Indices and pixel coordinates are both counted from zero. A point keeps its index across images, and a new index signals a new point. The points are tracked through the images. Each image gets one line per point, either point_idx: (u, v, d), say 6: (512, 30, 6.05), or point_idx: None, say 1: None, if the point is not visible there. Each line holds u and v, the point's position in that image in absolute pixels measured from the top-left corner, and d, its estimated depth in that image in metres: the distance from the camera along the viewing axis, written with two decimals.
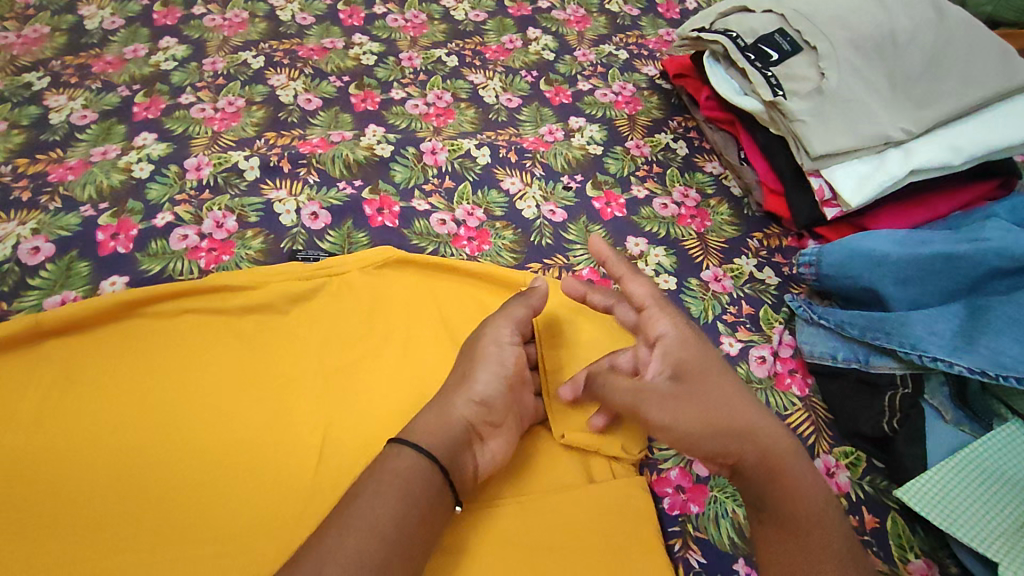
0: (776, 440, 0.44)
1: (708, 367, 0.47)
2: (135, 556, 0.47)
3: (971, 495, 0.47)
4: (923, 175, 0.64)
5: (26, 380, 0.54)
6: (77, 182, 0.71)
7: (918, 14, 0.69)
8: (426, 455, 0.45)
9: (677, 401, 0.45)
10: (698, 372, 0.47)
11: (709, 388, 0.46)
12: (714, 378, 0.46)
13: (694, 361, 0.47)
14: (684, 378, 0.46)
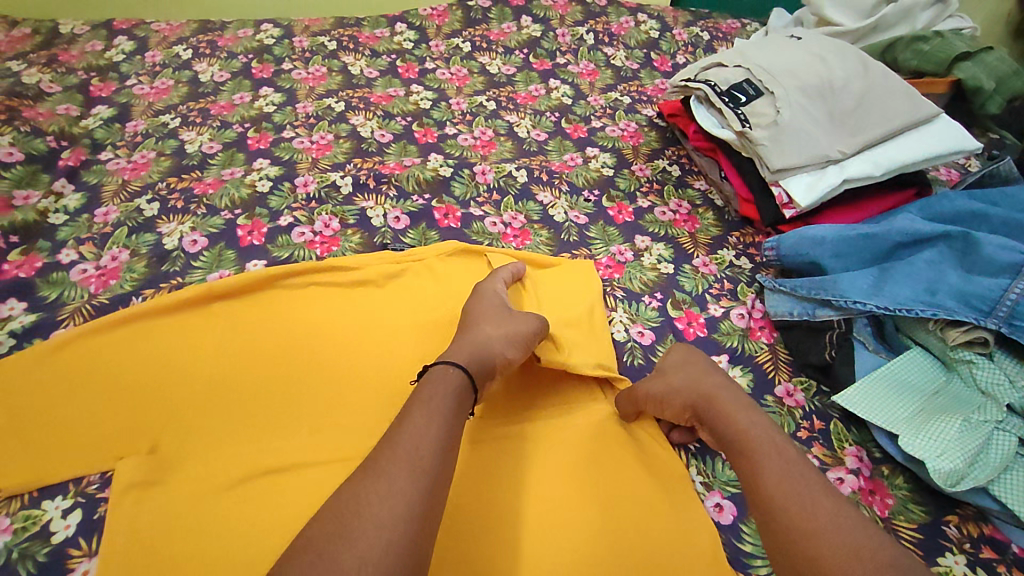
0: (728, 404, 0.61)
1: (690, 366, 0.67)
2: (297, 439, 0.66)
3: (885, 395, 0.68)
4: (854, 184, 0.86)
5: (204, 330, 0.74)
6: (216, 195, 0.92)
7: (850, 67, 0.94)
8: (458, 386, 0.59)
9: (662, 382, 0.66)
10: (681, 370, 0.67)
11: (688, 370, 0.67)
12: (688, 370, 0.67)
13: (681, 365, 0.68)
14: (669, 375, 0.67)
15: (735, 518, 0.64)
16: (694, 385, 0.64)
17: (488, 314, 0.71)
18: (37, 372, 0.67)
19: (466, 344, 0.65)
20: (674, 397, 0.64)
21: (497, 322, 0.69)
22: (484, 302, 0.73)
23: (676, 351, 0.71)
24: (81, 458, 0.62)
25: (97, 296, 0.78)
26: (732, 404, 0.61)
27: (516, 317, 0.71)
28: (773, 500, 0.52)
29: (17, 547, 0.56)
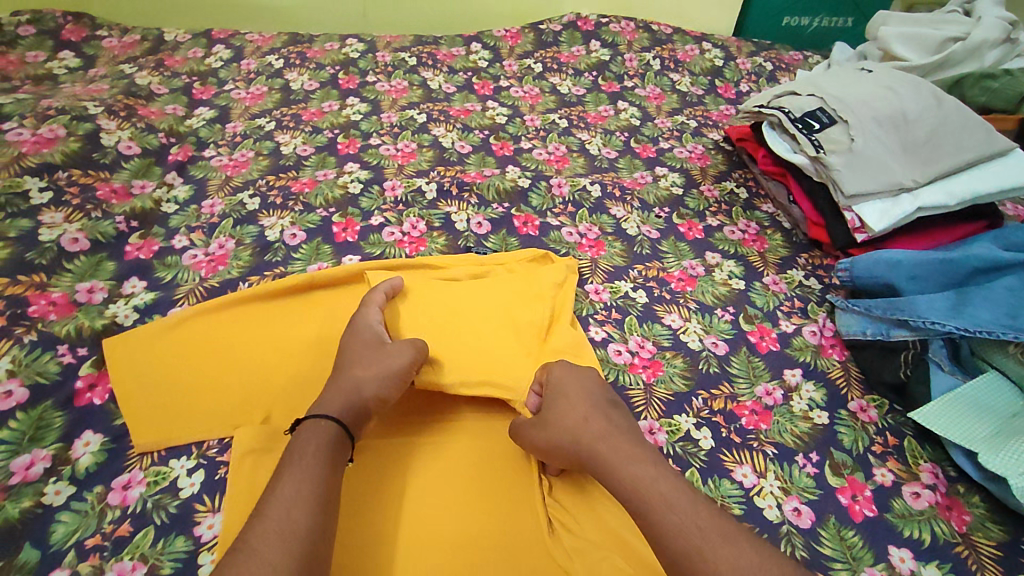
0: (611, 443, 0.61)
1: (563, 397, 0.66)
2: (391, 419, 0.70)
3: (961, 416, 0.69)
4: (927, 212, 0.89)
5: (303, 316, 0.79)
6: (312, 194, 0.98)
7: (923, 100, 0.96)
8: (332, 433, 0.60)
9: (541, 427, 0.64)
10: (557, 404, 0.65)
11: (570, 405, 0.64)
12: (563, 401, 0.65)
13: (556, 397, 0.66)
14: (545, 414, 0.65)
15: (813, 523, 0.65)
16: (578, 425, 0.63)
17: (358, 352, 0.69)
18: (158, 345, 0.73)
19: (340, 389, 0.65)
20: (560, 441, 0.62)
21: (366, 362, 0.67)
22: (360, 334, 0.71)
23: (555, 377, 0.68)
24: (200, 424, 0.66)
25: (207, 280, 0.83)
26: (615, 450, 0.60)
27: (387, 349, 0.69)
28: (664, 540, 0.52)
29: (150, 498, 0.61)
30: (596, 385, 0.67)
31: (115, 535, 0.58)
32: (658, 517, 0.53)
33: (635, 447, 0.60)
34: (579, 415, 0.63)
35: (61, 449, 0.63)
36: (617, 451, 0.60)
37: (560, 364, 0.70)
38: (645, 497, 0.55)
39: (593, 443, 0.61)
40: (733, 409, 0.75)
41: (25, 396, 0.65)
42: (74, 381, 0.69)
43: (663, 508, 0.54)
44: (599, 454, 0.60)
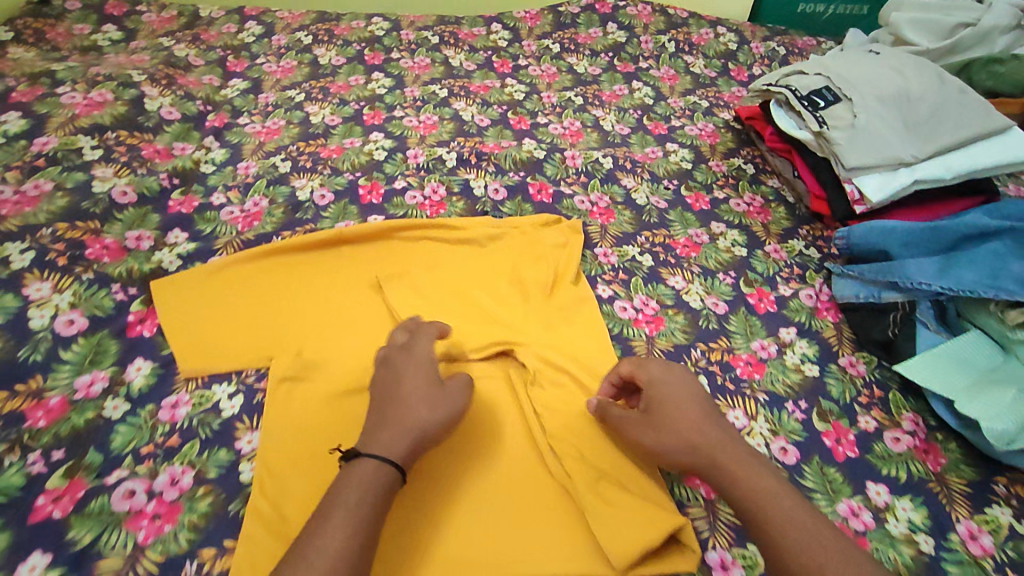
0: (725, 450, 0.60)
1: (672, 395, 0.64)
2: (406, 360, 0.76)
3: (941, 369, 0.74)
4: (924, 186, 0.92)
5: (331, 268, 0.85)
6: (340, 159, 1.04)
7: (927, 80, 0.99)
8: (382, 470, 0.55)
9: (645, 424, 0.63)
10: (663, 402, 0.64)
11: (684, 413, 0.62)
12: (672, 400, 0.63)
13: (661, 393, 0.64)
14: (651, 410, 0.64)
15: (798, 460, 0.71)
16: (695, 435, 0.61)
17: (417, 386, 0.62)
18: (199, 288, 0.80)
19: (393, 417, 0.60)
20: (668, 445, 0.61)
21: (427, 403, 0.61)
22: (417, 362, 0.65)
23: (659, 377, 0.66)
24: (239, 356, 0.73)
25: (243, 233, 0.90)
26: (732, 457, 0.59)
27: (446, 392, 0.63)
28: (789, 560, 0.52)
29: (196, 417, 0.68)
30: (699, 391, 0.65)
31: (167, 445, 0.65)
32: (780, 533, 0.54)
33: (757, 464, 0.59)
34: (690, 415, 0.62)
35: (116, 372, 0.71)
36: (730, 460, 0.59)
37: (659, 364, 0.67)
38: (767, 512, 0.55)
39: (705, 449, 0.60)
40: (728, 360, 0.81)
41: (84, 325, 0.73)
42: (126, 315, 0.76)
43: (789, 527, 0.53)
44: (712, 460, 0.59)
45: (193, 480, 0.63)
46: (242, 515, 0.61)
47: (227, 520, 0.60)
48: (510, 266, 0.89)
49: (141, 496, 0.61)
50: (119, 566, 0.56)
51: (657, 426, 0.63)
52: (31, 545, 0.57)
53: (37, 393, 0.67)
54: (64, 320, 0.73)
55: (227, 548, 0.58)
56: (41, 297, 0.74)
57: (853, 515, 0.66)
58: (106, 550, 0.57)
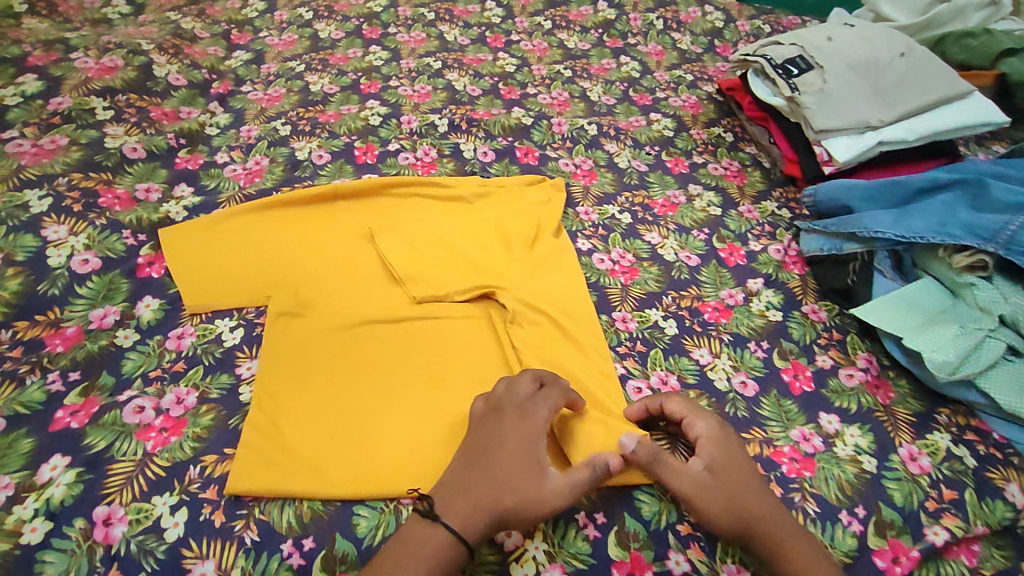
0: (779, 523, 0.61)
1: (731, 462, 0.64)
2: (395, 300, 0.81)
3: (894, 310, 0.79)
4: (889, 147, 0.98)
5: (328, 221, 0.91)
6: (337, 124, 1.10)
7: (894, 50, 1.04)
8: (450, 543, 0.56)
9: (707, 486, 0.61)
10: (724, 467, 0.63)
11: (745, 481, 0.63)
12: (733, 466, 0.63)
13: (721, 457, 0.64)
14: (715, 471, 0.62)
15: (756, 393, 0.77)
16: (756, 505, 0.61)
17: (520, 470, 0.60)
18: (204, 236, 0.86)
19: (480, 487, 0.59)
20: (730, 514, 0.60)
21: (523, 496, 0.58)
22: (522, 439, 0.62)
23: (720, 438, 0.65)
24: (239, 295, 0.79)
25: (245, 188, 0.96)
26: (784, 531, 0.61)
27: (550, 486, 0.59)
28: None
29: (200, 346, 0.74)
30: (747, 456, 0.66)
31: (173, 369, 0.71)
32: None
33: (804, 539, 0.61)
34: (746, 484, 0.63)
35: (127, 306, 0.76)
36: (784, 533, 0.61)
37: (716, 423, 0.67)
38: None
39: (761, 521, 0.61)
40: (698, 306, 0.86)
41: (98, 265, 0.79)
42: (136, 258, 0.82)
43: None
44: (766, 532, 0.60)
45: (197, 399, 0.69)
46: (241, 428, 0.66)
47: (228, 432, 0.66)
48: (495, 217, 0.94)
49: (149, 411, 0.67)
50: (130, 468, 0.62)
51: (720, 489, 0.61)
52: (51, 449, 0.63)
53: (54, 323, 0.73)
54: (79, 260, 0.79)
55: (228, 455, 0.64)
56: (58, 239, 0.80)
57: (805, 440, 0.72)
58: (118, 455, 0.63)
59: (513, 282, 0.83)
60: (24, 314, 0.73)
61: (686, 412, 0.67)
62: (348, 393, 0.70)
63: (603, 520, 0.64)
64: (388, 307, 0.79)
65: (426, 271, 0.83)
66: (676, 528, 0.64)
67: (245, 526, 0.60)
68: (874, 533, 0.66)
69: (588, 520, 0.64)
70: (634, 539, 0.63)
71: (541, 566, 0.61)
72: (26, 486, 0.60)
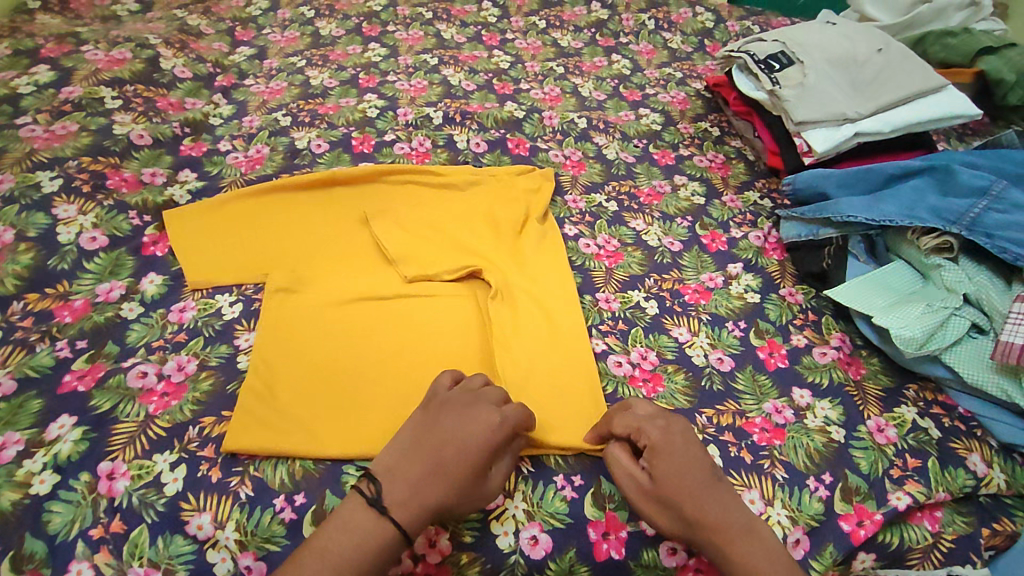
0: (725, 527, 0.60)
1: (674, 470, 0.62)
2: (385, 278, 0.85)
3: (864, 291, 0.82)
4: (866, 138, 1.01)
5: (324, 205, 0.95)
6: (335, 115, 1.14)
7: (872, 46, 1.08)
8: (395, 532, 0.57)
9: (644, 495, 0.62)
10: (665, 477, 0.62)
11: (688, 487, 0.61)
12: (675, 474, 0.62)
13: (662, 467, 0.62)
14: (654, 481, 0.62)
15: (732, 368, 0.80)
16: (696, 515, 0.60)
17: (475, 473, 0.60)
18: (207, 217, 0.90)
19: (428, 479, 0.60)
20: (667, 521, 0.61)
21: (467, 497, 0.60)
22: (477, 434, 0.61)
23: (662, 446, 0.63)
24: (239, 272, 0.83)
25: (246, 175, 1.00)
26: (728, 535, 0.60)
27: (492, 487, 0.62)
28: None
29: (201, 318, 0.77)
30: (702, 458, 0.63)
31: (175, 339, 0.75)
32: None
33: (750, 541, 0.60)
34: (688, 493, 0.61)
35: (132, 282, 0.80)
36: (730, 535, 0.60)
37: (660, 428, 0.65)
38: None
39: (703, 528, 0.60)
40: (678, 288, 0.90)
41: (105, 243, 0.83)
42: (141, 237, 0.86)
43: None
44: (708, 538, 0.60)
45: (197, 367, 0.72)
46: (237, 394, 0.70)
47: (225, 397, 0.70)
48: (484, 203, 0.97)
49: (152, 377, 0.70)
50: (132, 429, 0.66)
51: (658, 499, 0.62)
52: (59, 410, 0.66)
53: (63, 296, 0.77)
54: (87, 237, 0.83)
55: (225, 417, 0.68)
56: (68, 217, 0.84)
57: (777, 412, 0.75)
58: (122, 416, 0.67)
59: (500, 263, 0.87)
60: (34, 287, 0.77)
61: (634, 422, 0.65)
62: (338, 363, 0.73)
63: (580, 482, 0.67)
64: (378, 285, 0.83)
65: (417, 252, 0.87)
66: None
67: (240, 483, 0.63)
68: (840, 498, 0.69)
69: (565, 482, 0.67)
70: (609, 500, 0.66)
71: (520, 524, 0.64)
72: (35, 442, 0.64)
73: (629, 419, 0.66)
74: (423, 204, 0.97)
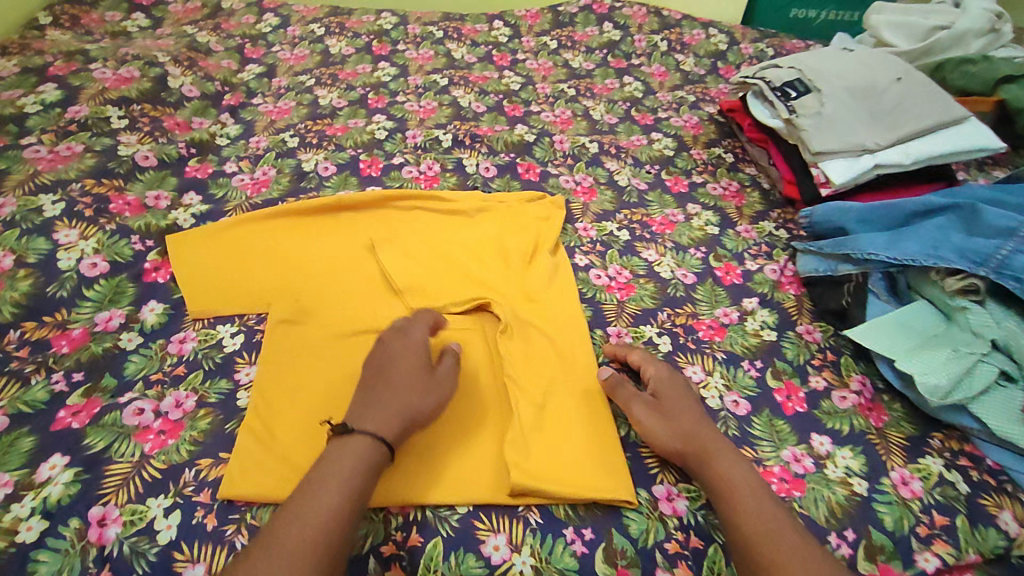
0: (714, 440, 0.67)
1: (678, 391, 0.72)
2: (392, 309, 0.83)
3: (886, 333, 0.80)
4: (886, 170, 0.99)
5: (330, 230, 0.93)
6: (343, 137, 1.13)
7: (891, 76, 1.06)
8: (370, 436, 0.61)
9: (649, 407, 0.71)
10: (671, 395, 0.72)
11: (685, 408, 0.70)
12: (678, 393, 0.72)
13: (669, 389, 0.72)
14: (660, 398, 0.72)
15: (748, 412, 0.77)
16: (691, 426, 0.68)
17: (415, 368, 0.68)
18: (210, 242, 0.88)
19: (384, 391, 0.65)
20: (665, 431, 0.69)
21: (422, 390, 0.66)
22: (406, 345, 0.70)
23: (665, 376, 0.74)
24: (243, 301, 0.81)
25: (252, 198, 0.98)
26: (720, 446, 0.67)
27: (442, 381, 0.69)
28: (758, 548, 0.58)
29: (201, 351, 0.75)
30: (698, 396, 0.74)
31: (174, 373, 0.73)
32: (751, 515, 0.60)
33: (735, 456, 0.66)
34: (688, 409, 0.70)
35: (132, 310, 0.78)
36: (717, 448, 0.67)
37: (666, 367, 0.76)
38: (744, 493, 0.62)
39: (696, 437, 0.67)
40: (692, 323, 0.87)
41: (106, 269, 0.81)
42: (143, 263, 0.84)
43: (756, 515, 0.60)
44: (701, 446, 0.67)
45: (195, 403, 0.70)
46: (237, 433, 0.68)
47: (223, 437, 0.67)
48: (493, 231, 0.96)
49: (149, 414, 0.68)
50: (127, 470, 0.63)
51: (658, 415, 0.71)
52: (51, 449, 0.64)
53: (61, 324, 0.75)
54: (88, 263, 0.81)
55: (223, 459, 0.66)
56: (69, 242, 0.82)
57: (795, 461, 0.72)
58: (116, 456, 0.64)
59: (510, 296, 0.85)
60: (32, 315, 0.75)
61: (641, 355, 0.77)
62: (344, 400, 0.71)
63: (591, 537, 0.64)
64: (384, 317, 0.81)
65: (423, 284, 0.85)
66: (664, 546, 0.65)
67: (236, 531, 0.61)
68: (863, 557, 0.65)
69: (575, 535, 0.64)
70: (621, 556, 0.63)
71: None
72: (25, 484, 0.61)
73: (639, 351, 0.78)
74: (432, 230, 0.95)
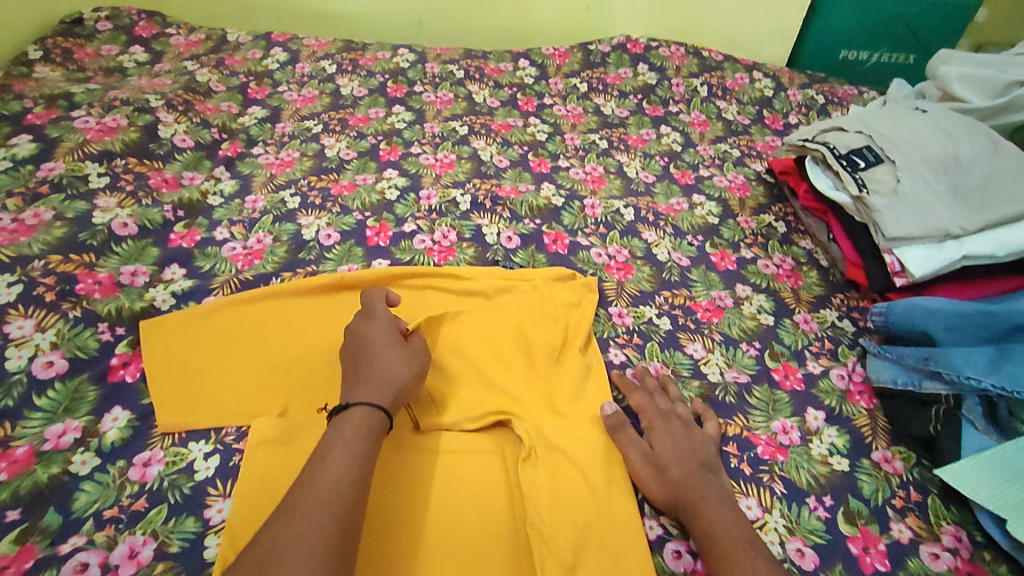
0: (705, 486, 0.65)
1: (676, 434, 0.70)
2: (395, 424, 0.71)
3: (989, 478, 0.66)
4: (973, 262, 0.85)
5: (327, 314, 0.81)
6: (350, 197, 1.01)
7: (978, 146, 0.91)
8: (371, 408, 0.60)
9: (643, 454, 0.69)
10: (670, 446, 0.69)
11: (682, 457, 0.68)
12: (675, 435, 0.70)
13: (668, 441, 0.69)
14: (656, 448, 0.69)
15: (817, 567, 0.64)
16: (684, 476, 0.65)
17: (390, 340, 0.68)
18: (190, 331, 0.76)
19: (374, 368, 0.65)
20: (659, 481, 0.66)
21: (403, 360, 0.67)
22: (379, 325, 0.70)
23: (661, 424, 0.71)
24: (220, 412, 0.69)
25: (243, 272, 0.86)
26: (710, 491, 0.64)
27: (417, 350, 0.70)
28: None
29: (167, 477, 0.63)
30: (699, 438, 0.71)
31: (131, 510, 0.61)
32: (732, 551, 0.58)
33: (725, 503, 0.64)
34: (685, 454, 0.68)
35: (90, 422, 0.67)
36: (707, 495, 0.64)
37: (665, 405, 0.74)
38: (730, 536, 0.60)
39: (685, 482, 0.65)
40: (748, 437, 0.75)
41: (64, 368, 0.70)
42: (109, 358, 0.72)
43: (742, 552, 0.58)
44: (691, 491, 0.64)
45: (153, 554, 0.58)
46: None
47: None
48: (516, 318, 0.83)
49: (93, 570, 0.56)
50: None
51: (653, 469, 0.67)
52: None
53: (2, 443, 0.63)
54: (42, 362, 0.70)
55: None
56: (21, 335, 0.71)
57: None
58: None
59: (531, 408, 0.73)
60: None
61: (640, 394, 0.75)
62: None
63: None
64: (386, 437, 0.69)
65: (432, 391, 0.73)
66: None
67: None
68: None
69: None
70: None
71: None
72: None
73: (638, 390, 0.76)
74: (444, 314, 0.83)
